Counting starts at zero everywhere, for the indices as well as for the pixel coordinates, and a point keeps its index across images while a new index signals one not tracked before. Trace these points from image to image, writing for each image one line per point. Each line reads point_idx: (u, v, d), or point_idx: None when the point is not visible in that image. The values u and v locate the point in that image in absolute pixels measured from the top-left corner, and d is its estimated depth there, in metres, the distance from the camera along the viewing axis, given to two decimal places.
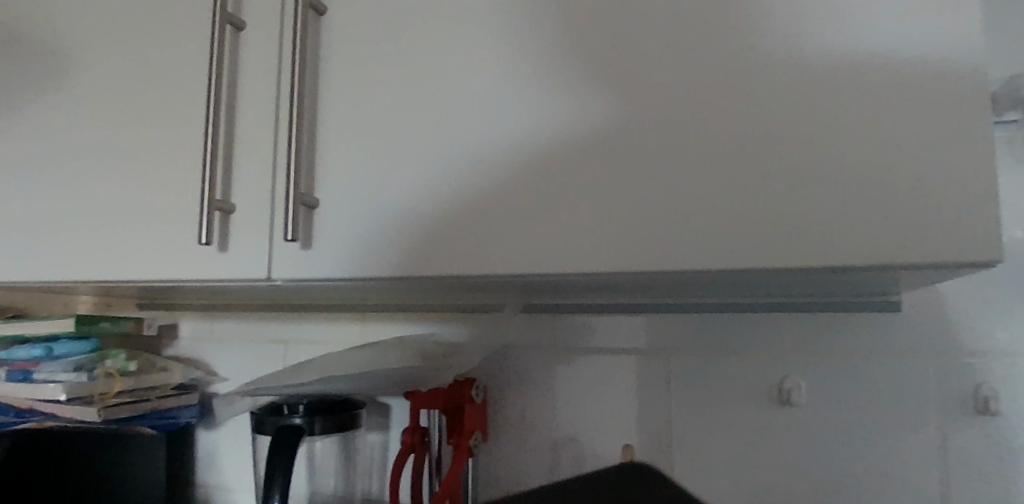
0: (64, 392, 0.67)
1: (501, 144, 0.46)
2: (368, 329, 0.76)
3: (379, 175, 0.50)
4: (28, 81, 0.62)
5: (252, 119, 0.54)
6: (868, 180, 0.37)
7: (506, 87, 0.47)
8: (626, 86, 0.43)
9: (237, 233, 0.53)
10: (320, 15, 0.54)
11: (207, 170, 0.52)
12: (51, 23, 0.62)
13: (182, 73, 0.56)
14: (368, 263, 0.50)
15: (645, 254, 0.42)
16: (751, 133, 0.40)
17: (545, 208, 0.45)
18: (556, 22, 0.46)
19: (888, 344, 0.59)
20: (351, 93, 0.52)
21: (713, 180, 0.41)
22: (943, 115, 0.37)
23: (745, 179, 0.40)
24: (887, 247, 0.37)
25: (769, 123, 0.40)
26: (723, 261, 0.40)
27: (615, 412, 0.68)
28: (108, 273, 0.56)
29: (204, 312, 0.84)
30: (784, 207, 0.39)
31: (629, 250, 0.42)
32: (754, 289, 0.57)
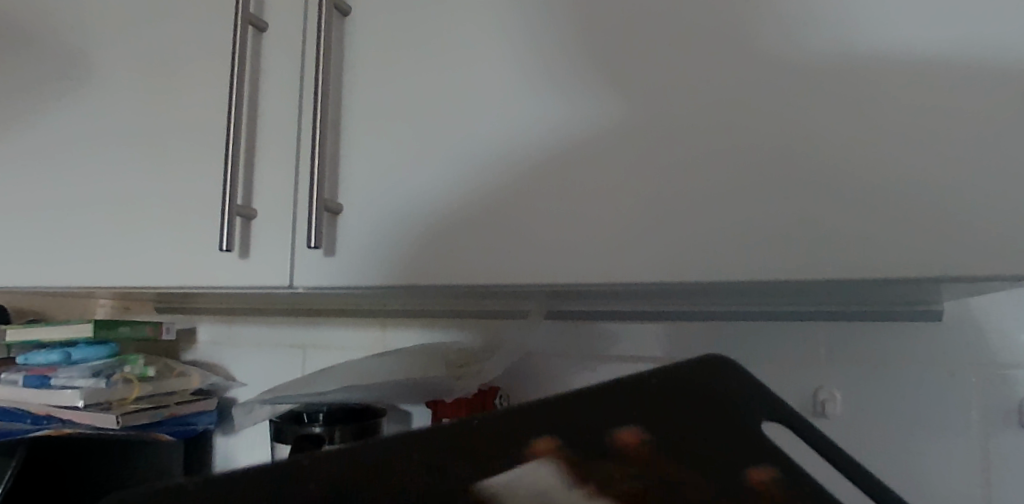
0: (81, 398, 0.66)
1: (530, 147, 0.45)
2: (388, 335, 0.75)
3: (404, 180, 0.49)
4: (46, 85, 0.62)
5: (274, 122, 0.53)
6: (925, 183, 0.35)
7: (535, 88, 0.45)
8: (661, 87, 0.42)
9: (258, 240, 0.52)
10: (343, 16, 0.52)
11: (228, 174, 0.50)
12: (68, 25, 0.61)
13: (202, 76, 0.55)
14: (392, 269, 0.49)
15: (684, 264, 0.40)
16: (796, 134, 0.38)
17: (576, 216, 0.43)
18: (589, 20, 0.44)
19: (927, 354, 0.57)
20: (374, 96, 0.51)
21: (755, 184, 0.39)
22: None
23: (790, 183, 0.38)
24: (942, 259, 0.35)
25: (816, 122, 0.38)
26: (767, 271, 0.38)
27: None
28: (128, 279, 0.55)
29: (223, 315, 0.83)
30: (832, 213, 0.37)
31: (665, 259, 0.40)
32: (789, 297, 0.55)
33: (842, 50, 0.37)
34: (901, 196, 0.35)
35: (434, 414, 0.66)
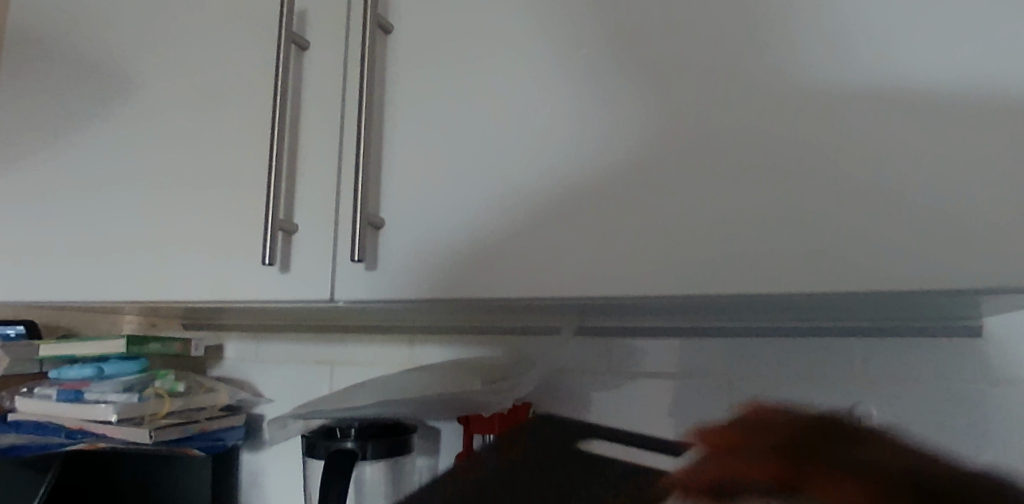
0: (114, 413, 0.66)
1: (573, 160, 0.45)
2: (416, 351, 0.74)
3: (447, 194, 0.49)
4: (89, 105, 0.63)
5: (316, 137, 0.53)
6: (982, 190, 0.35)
7: (576, 102, 0.46)
8: (703, 98, 0.42)
9: (300, 253, 0.53)
10: (386, 34, 0.54)
11: (272, 188, 0.51)
12: (112, 46, 0.63)
13: (245, 93, 0.56)
14: (434, 281, 0.49)
15: (735, 275, 0.39)
16: (846, 143, 0.38)
17: (620, 226, 0.43)
18: (632, 35, 0.45)
19: (966, 370, 0.57)
20: (416, 112, 0.52)
21: (806, 195, 0.38)
22: None
23: (841, 195, 0.38)
24: (1001, 268, 0.34)
25: (867, 132, 0.37)
26: (818, 281, 0.37)
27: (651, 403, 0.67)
28: (169, 293, 0.56)
29: (250, 332, 0.84)
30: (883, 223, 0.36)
31: (716, 271, 0.40)
32: (827, 313, 0.55)
33: (892, 63, 0.38)
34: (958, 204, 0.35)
35: (466, 430, 0.66)
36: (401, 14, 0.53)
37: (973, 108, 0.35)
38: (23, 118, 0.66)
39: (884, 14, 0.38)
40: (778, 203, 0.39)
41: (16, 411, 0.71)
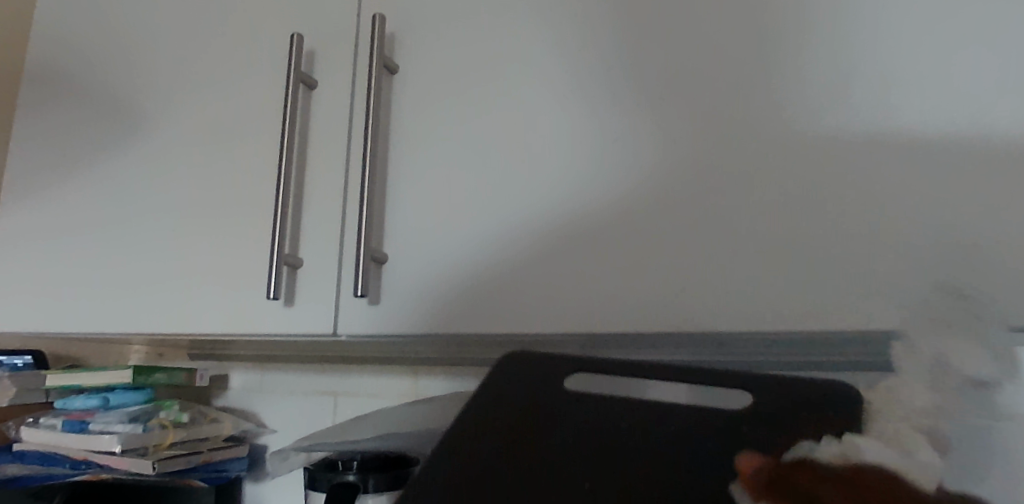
0: (119, 444, 0.66)
1: (576, 198, 0.46)
2: (419, 382, 0.75)
3: (452, 230, 0.50)
4: (104, 141, 0.65)
5: (323, 174, 0.55)
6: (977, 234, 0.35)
7: (577, 142, 0.47)
8: (701, 140, 0.43)
9: (305, 287, 0.54)
10: (392, 74, 0.55)
11: (278, 224, 0.52)
12: (127, 85, 0.65)
13: (254, 130, 0.58)
14: (436, 316, 0.50)
15: (738, 315, 0.40)
16: (844, 187, 0.39)
17: (622, 265, 0.44)
18: (631, 78, 0.46)
19: None
20: (421, 149, 0.53)
21: (807, 238, 0.39)
22: None
23: (841, 237, 0.39)
24: None
25: (864, 176, 0.38)
26: (819, 322, 0.38)
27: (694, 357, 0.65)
28: (174, 326, 0.57)
29: (256, 362, 0.84)
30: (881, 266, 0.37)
31: (721, 311, 0.41)
32: (829, 348, 0.55)
33: (887, 107, 0.38)
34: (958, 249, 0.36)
35: None
36: (407, 55, 0.55)
37: (967, 152, 0.36)
38: (39, 154, 0.68)
39: (877, 59, 0.39)
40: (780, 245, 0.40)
41: (22, 441, 0.71)
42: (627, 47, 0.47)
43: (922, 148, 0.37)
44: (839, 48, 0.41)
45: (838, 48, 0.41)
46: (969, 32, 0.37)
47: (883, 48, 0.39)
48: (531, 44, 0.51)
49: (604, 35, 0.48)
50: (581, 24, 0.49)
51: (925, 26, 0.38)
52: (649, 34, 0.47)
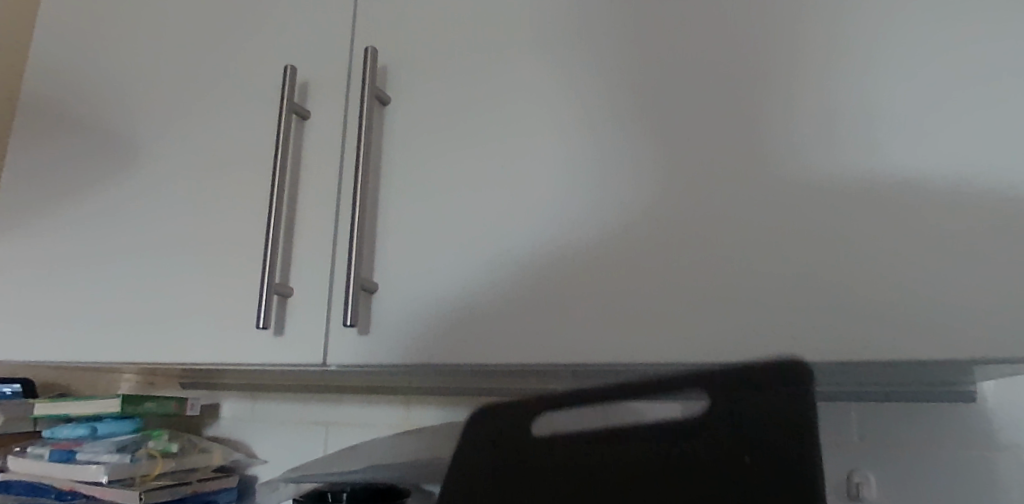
0: (105, 474, 0.66)
1: (566, 230, 0.47)
2: (410, 412, 0.74)
3: (444, 261, 0.50)
4: (96, 170, 0.65)
5: (314, 204, 0.55)
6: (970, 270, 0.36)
7: (565, 174, 0.48)
8: (687, 173, 0.44)
9: (293, 317, 0.53)
10: (383, 105, 0.56)
11: (268, 253, 0.52)
12: (121, 115, 0.66)
13: (247, 161, 0.58)
14: (425, 345, 0.49)
15: (734, 348, 0.40)
16: (840, 220, 0.39)
17: (610, 294, 0.44)
18: (618, 112, 0.47)
19: (961, 436, 0.57)
20: (412, 180, 0.53)
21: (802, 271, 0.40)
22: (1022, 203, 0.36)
23: (834, 269, 0.39)
24: (976, 342, 0.35)
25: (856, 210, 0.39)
26: (817, 356, 0.39)
27: None
28: (164, 355, 0.57)
29: (246, 391, 0.83)
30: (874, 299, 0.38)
31: (714, 342, 0.41)
32: (820, 378, 0.55)
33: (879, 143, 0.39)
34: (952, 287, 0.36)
35: None
36: (398, 87, 0.56)
37: (957, 190, 0.37)
38: (30, 183, 0.68)
39: (870, 95, 0.40)
40: (776, 278, 0.40)
41: (11, 472, 0.71)
42: (615, 82, 0.48)
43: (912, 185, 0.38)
44: (824, 84, 0.42)
45: (821, 84, 0.42)
46: (964, 74, 0.39)
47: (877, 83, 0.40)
48: (521, 77, 0.52)
49: (592, 70, 0.49)
50: (570, 60, 0.50)
51: (919, 65, 0.40)
52: (636, 69, 0.48)
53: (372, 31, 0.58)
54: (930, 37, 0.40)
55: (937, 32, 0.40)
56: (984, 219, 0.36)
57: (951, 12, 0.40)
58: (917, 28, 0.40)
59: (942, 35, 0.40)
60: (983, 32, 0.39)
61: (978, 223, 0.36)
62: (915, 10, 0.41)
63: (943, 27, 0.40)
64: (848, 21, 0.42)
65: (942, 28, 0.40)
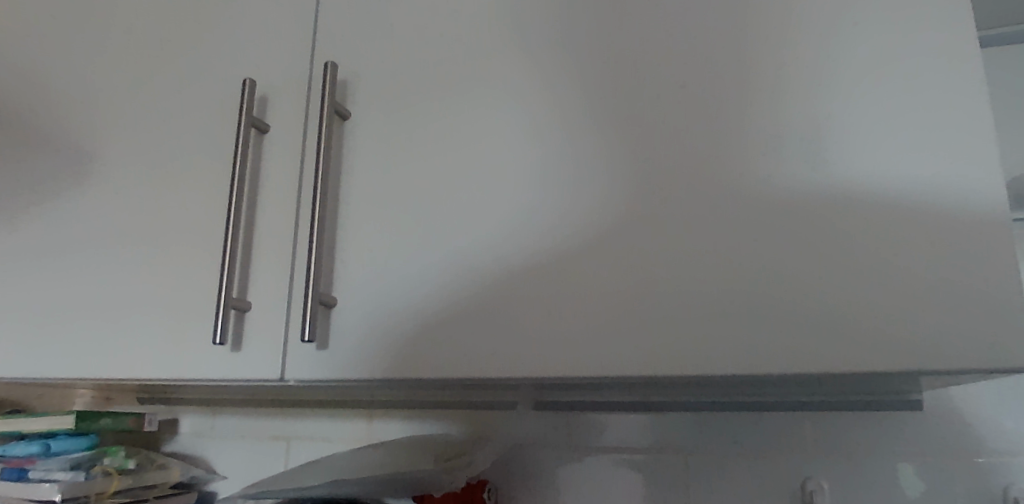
0: (59, 492, 0.64)
1: (525, 245, 0.47)
2: (374, 426, 0.74)
3: (404, 277, 0.51)
4: (50, 181, 0.64)
5: (273, 218, 0.55)
6: (911, 300, 0.39)
7: (525, 189, 0.49)
8: (642, 192, 0.45)
9: (251, 333, 0.53)
10: (343, 119, 0.56)
11: (226, 268, 0.52)
12: (76, 125, 0.65)
13: (207, 175, 0.58)
14: (382, 361, 0.49)
15: (688, 364, 0.42)
16: (790, 240, 0.42)
17: (569, 309, 0.45)
18: (573, 131, 0.49)
19: (907, 442, 0.59)
20: (372, 195, 0.53)
21: (757, 295, 0.41)
22: (949, 226, 0.39)
23: (786, 293, 0.41)
24: (913, 352, 0.38)
25: (807, 236, 0.41)
26: (771, 372, 0.40)
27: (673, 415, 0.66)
28: (118, 371, 0.56)
29: (206, 406, 0.82)
30: (821, 318, 0.40)
31: (672, 354, 0.42)
32: (775, 389, 0.57)
33: (826, 179, 0.42)
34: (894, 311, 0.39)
35: None
36: (359, 102, 0.56)
37: (899, 227, 0.40)
38: None
39: (823, 139, 0.42)
40: (731, 300, 0.42)
41: None
42: (572, 101, 0.49)
43: (857, 217, 0.41)
44: (769, 115, 0.44)
45: (763, 114, 0.44)
46: (910, 132, 0.41)
47: (830, 137, 0.42)
48: (479, 95, 0.52)
49: (549, 88, 0.50)
50: (528, 77, 0.51)
51: (868, 95, 0.42)
52: (590, 89, 0.49)
53: (331, 46, 0.58)
54: (879, 96, 0.42)
55: (886, 93, 0.42)
56: (915, 240, 0.39)
57: (897, 45, 0.43)
58: (868, 87, 0.42)
59: (891, 96, 0.42)
60: (922, 75, 0.42)
61: (908, 244, 0.39)
62: (865, 70, 0.43)
63: (889, 87, 0.42)
64: (792, 52, 0.45)
65: (890, 88, 0.42)
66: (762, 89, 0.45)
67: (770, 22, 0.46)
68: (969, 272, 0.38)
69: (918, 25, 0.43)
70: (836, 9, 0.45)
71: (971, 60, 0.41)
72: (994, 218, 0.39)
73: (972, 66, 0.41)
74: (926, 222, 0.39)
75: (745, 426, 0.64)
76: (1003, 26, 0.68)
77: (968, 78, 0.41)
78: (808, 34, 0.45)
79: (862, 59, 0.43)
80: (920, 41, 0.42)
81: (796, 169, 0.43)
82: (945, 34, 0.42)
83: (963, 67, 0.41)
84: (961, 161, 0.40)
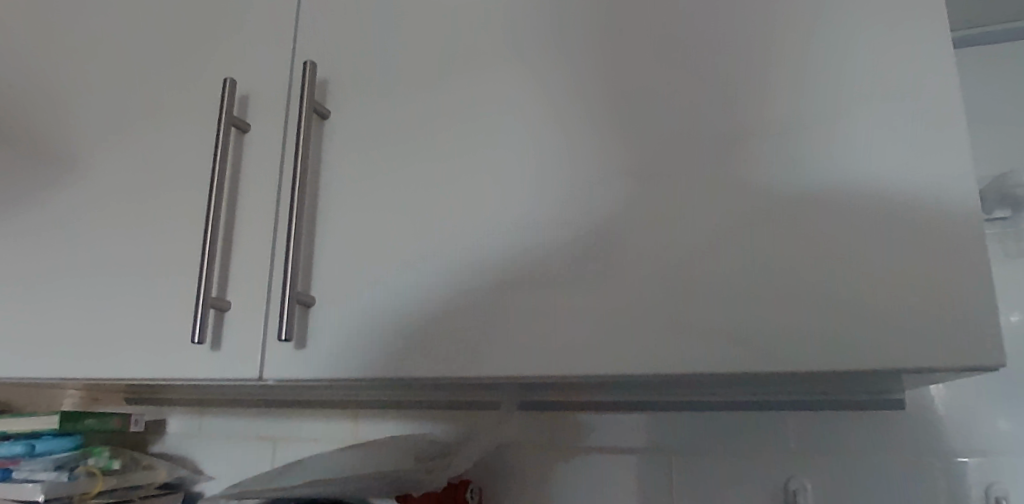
0: (42, 492, 0.64)
1: (502, 244, 0.47)
2: (360, 426, 0.74)
3: (381, 275, 0.51)
4: (33, 180, 0.64)
5: (253, 216, 0.55)
6: (882, 301, 0.38)
7: (501, 189, 0.49)
8: (616, 191, 0.46)
9: (230, 332, 0.53)
10: (323, 119, 0.56)
11: (205, 266, 0.52)
12: (60, 125, 0.65)
13: (189, 174, 0.58)
14: (359, 359, 0.50)
15: (660, 361, 0.42)
16: (763, 240, 0.42)
17: (543, 307, 0.45)
18: (550, 130, 0.49)
19: (891, 441, 0.59)
20: (351, 194, 0.53)
21: (731, 293, 0.41)
22: (922, 227, 0.39)
23: (759, 291, 0.41)
24: (885, 351, 0.38)
25: (780, 234, 0.41)
26: (744, 371, 0.40)
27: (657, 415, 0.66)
28: (98, 370, 0.56)
29: (193, 407, 0.82)
30: (792, 316, 0.40)
31: (646, 354, 0.42)
32: (757, 389, 0.56)
33: (799, 177, 0.42)
34: (866, 310, 0.39)
35: None
36: (339, 101, 0.56)
37: (871, 227, 0.40)
38: None
39: (796, 138, 0.42)
40: (703, 299, 0.42)
41: None
42: (549, 100, 0.49)
43: (832, 215, 0.41)
44: (743, 113, 0.44)
45: (737, 111, 0.44)
46: (883, 131, 0.41)
47: (807, 137, 0.42)
48: (457, 94, 0.52)
49: (526, 87, 0.50)
50: (505, 76, 0.51)
51: (842, 94, 0.42)
52: (567, 88, 0.49)
53: (311, 46, 0.58)
54: (855, 97, 0.42)
55: (863, 94, 0.42)
56: (888, 240, 0.39)
57: (873, 42, 0.43)
58: (843, 89, 0.42)
59: (866, 97, 0.42)
60: (895, 73, 0.42)
61: (881, 242, 0.39)
62: (841, 69, 0.43)
63: (866, 87, 0.42)
64: (767, 49, 0.45)
65: (867, 89, 0.42)
66: (736, 87, 0.45)
67: (744, 21, 0.46)
68: (941, 270, 0.38)
69: (895, 26, 0.43)
70: (810, 7, 0.45)
71: (947, 62, 0.41)
72: (966, 219, 0.38)
73: (948, 69, 0.41)
74: (899, 221, 0.39)
75: (728, 426, 0.63)
76: (981, 25, 0.68)
77: (944, 80, 0.41)
78: (781, 33, 0.45)
79: (836, 58, 0.43)
80: (896, 41, 0.42)
81: (769, 166, 0.43)
82: (921, 30, 0.42)
83: (938, 69, 0.41)
84: (935, 158, 0.40)
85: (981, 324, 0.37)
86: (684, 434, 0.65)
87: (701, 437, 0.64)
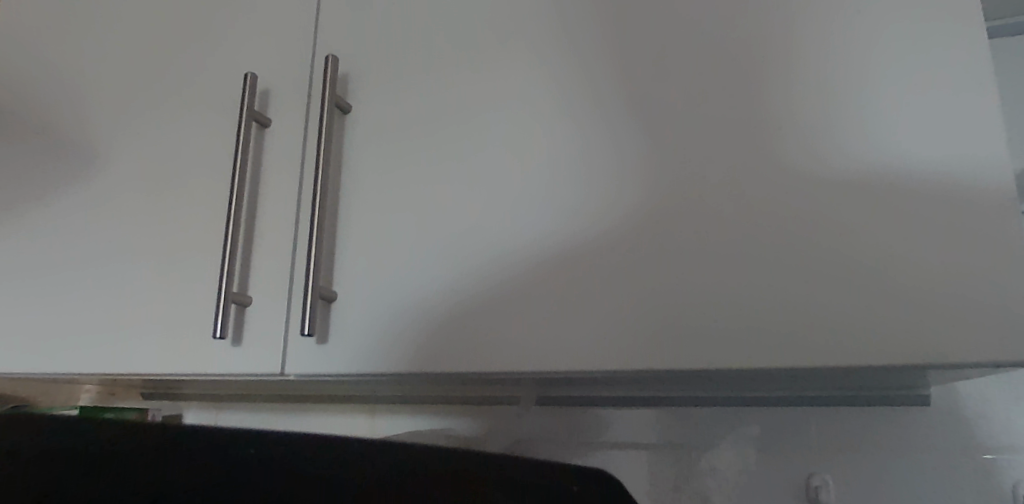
0: None
1: (526, 238, 0.47)
2: (377, 421, 0.74)
3: (403, 270, 0.50)
4: (51, 175, 0.64)
5: (274, 211, 0.55)
6: (916, 295, 0.38)
7: (524, 184, 0.48)
8: (642, 185, 0.45)
9: (252, 328, 0.53)
10: (344, 113, 0.56)
11: (226, 261, 0.51)
12: (78, 119, 0.65)
13: (209, 169, 0.58)
14: (383, 354, 0.49)
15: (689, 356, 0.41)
16: (792, 234, 0.41)
17: (569, 301, 0.45)
18: (574, 123, 0.48)
19: (915, 436, 0.59)
20: (372, 190, 0.53)
21: (761, 288, 0.41)
22: (958, 220, 0.38)
23: (787, 286, 0.40)
24: (920, 346, 0.37)
25: (815, 228, 0.41)
26: (774, 366, 0.40)
27: (679, 411, 0.65)
28: (118, 365, 0.56)
29: (210, 401, 0.82)
30: (823, 311, 0.39)
31: (673, 349, 0.42)
32: (781, 384, 0.56)
33: (826, 169, 0.41)
34: (900, 305, 0.38)
35: None
36: (360, 95, 0.56)
37: (902, 219, 0.39)
38: None
39: (825, 130, 0.42)
40: (732, 294, 0.41)
41: None
42: (573, 93, 0.49)
43: (862, 208, 0.40)
44: (772, 106, 0.44)
45: (766, 103, 0.44)
46: (915, 122, 0.40)
47: (835, 130, 0.42)
48: (479, 87, 0.52)
49: (550, 80, 0.50)
50: (528, 69, 0.51)
51: (871, 85, 0.42)
52: (591, 81, 0.49)
53: (332, 39, 0.58)
54: (890, 89, 0.41)
55: (893, 87, 0.41)
56: (920, 233, 0.39)
57: (903, 34, 0.42)
58: (878, 80, 0.42)
59: (897, 90, 0.41)
60: (926, 64, 0.41)
61: (913, 236, 0.39)
62: (871, 61, 0.42)
63: (901, 81, 0.41)
64: (797, 41, 0.44)
65: (899, 83, 0.41)
66: (765, 79, 0.44)
67: (771, 13, 0.46)
68: (976, 265, 0.37)
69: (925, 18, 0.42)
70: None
71: (981, 55, 0.41)
72: (1003, 213, 0.38)
73: (982, 62, 0.40)
74: (933, 214, 0.39)
75: (749, 423, 0.63)
76: (1000, 19, 0.68)
77: (978, 73, 0.40)
78: (811, 24, 0.44)
79: (865, 49, 0.42)
80: (926, 32, 0.42)
81: (799, 160, 0.42)
82: (952, 23, 0.42)
83: (969, 62, 0.41)
84: (969, 151, 0.39)
85: (1019, 320, 0.36)
86: (705, 430, 0.64)
87: (722, 433, 0.64)
